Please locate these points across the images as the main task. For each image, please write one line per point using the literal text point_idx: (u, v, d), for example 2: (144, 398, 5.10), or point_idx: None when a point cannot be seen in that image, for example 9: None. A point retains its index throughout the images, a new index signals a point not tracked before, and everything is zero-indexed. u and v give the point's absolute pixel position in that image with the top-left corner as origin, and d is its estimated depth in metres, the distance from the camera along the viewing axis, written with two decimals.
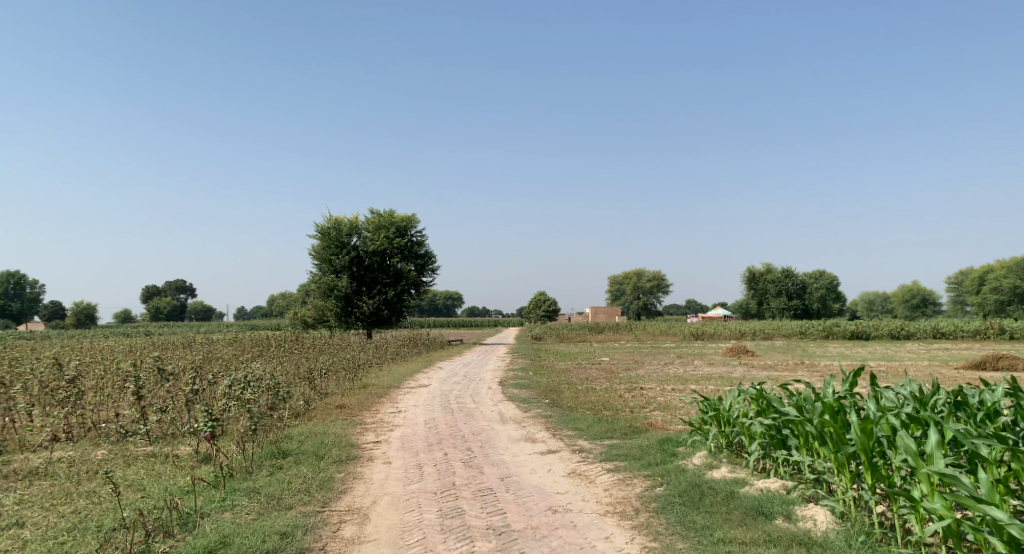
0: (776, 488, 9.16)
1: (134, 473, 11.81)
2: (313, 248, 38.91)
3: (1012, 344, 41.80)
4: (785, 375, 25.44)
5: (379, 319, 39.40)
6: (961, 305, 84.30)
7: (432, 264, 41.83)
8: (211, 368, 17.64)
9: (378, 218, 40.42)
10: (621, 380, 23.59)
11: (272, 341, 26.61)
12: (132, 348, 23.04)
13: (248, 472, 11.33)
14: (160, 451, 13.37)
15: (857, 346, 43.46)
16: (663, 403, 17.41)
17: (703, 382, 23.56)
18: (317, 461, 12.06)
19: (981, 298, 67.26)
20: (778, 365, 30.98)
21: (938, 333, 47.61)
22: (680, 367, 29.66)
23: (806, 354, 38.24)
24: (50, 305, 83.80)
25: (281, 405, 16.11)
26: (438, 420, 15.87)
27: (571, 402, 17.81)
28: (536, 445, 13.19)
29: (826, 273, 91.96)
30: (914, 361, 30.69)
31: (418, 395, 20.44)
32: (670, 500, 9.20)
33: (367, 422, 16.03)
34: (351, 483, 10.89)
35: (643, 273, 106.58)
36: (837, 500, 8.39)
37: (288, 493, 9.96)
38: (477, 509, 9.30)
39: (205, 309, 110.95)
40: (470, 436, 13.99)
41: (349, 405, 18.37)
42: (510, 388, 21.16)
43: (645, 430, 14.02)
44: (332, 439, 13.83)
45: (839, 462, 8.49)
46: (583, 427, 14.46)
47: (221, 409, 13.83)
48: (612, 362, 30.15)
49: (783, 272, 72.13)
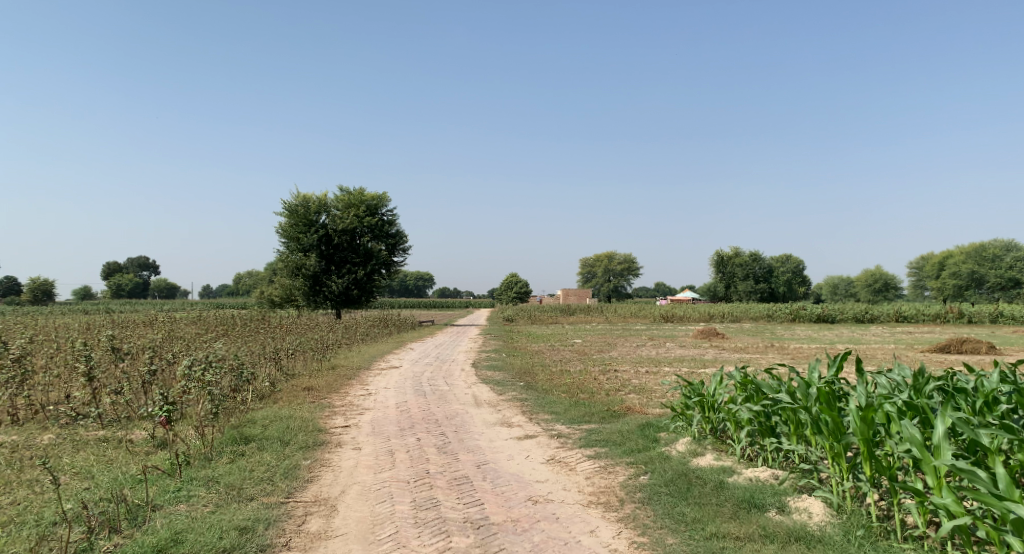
0: (765, 477, 8.68)
1: (83, 460, 11.16)
2: (281, 224, 37.99)
3: (972, 328, 42.03)
4: (757, 358, 25.13)
5: (349, 299, 38.64)
6: (922, 289, 85.14)
7: (403, 243, 41.16)
8: (171, 348, 16.92)
9: (348, 195, 39.58)
10: (595, 362, 23.12)
11: (238, 320, 25.86)
12: (88, 326, 22.14)
13: (207, 459, 10.72)
14: (113, 436, 12.71)
15: (823, 329, 43.43)
16: (640, 386, 16.96)
17: (677, 364, 23.23)
18: (281, 448, 11.45)
19: (941, 283, 67.77)
20: (749, 348, 30.70)
21: (901, 317, 47.81)
22: (652, 349, 29.28)
23: (775, 337, 38.10)
24: (7, 280, 81.83)
25: (244, 388, 15.45)
26: (410, 402, 15.31)
27: (546, 385, 17.29)
28: (513, 429, 12.68)
29: (792, 257, 92.34)
30: (881, 345, 30.57)
31: (389, 377, 19.85)
32: (657, 490, 8.73)
33: (336, 406, 15.41)
34: (318, 471, 10.30)
35: (613, 256, 106.32)
36: (832, 492, 7.95)
37: (249, 483, 9.36)
38: (453, 501, 8.74)
39: (169, 286, 109.03)
40: (443, 421, 13.44)
41: (318, 387, 17.75)
42: (484, 369, 20.64)
43: (624, 414, 13.55)
44: (299, 424, 13.21)
45: (835, 452, 8.00)
46: (560, 411, 13.96)
47: (180, 392, 13.17)
48: (585, 344, 29.72)
49: (750, 256, 72.19)
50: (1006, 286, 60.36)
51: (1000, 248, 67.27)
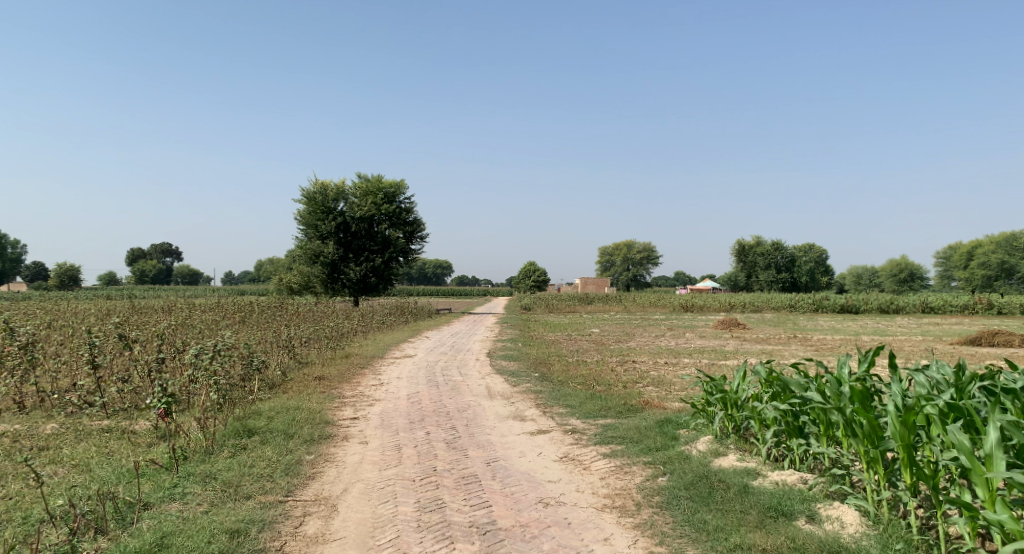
0: (792, 481, 8.15)
1: (84, 451, 10.81)
2: (299, 212, 37.62)
3: (1002, 320, 40.94)
4: (780, 349, 24.43)
5: (367, 287, 38.29)
6: (948, 280, 83.69)
7: (421, 231, 40.80)
8: (181, 336, 16.55)
9: (366, 183, 39.19)
10: (613, 352, 22.59)
11: (253, 306, 25.55)
12: (102, 312, 21.88)
13: (207, 453, 10.34)
14: (117, 426, 12.37)
15: (847, 319, 42.58)
16: (658, 379, 16.40)
17: (697, 356, 22.61)
18: (285, 442, 11.04)
19: (969, 273, 66.39)
20: (771, 339, 30.03)
21: (927, 307, 46.80)
22: (671, 339, 28.70)
23: (797, 327, 37.34)
24: (33, 264, 82.42)
25: (253, 377, 15.07)
26: (422, 393, 14.87)
27: (562, 376, 16.77)
28: (526, 424, 12.18)
29: (815, 247, 91.16)
30: (908, 337, 29.75)
31: (402, 367, 19.45)
32: (676, 494, 8.22)
33: (346, 396, 14.99)
34: (321, 467, 9.88)
35: (632, 244, 105.35)
36: (865, 500, 7.44)
37: (247, 479, 8.96)
38: (460, 502, 8.29)
39: (192, 272, 109.52)
40: (455, 413, 12.98)
41: (330, 377, 17.36)
42: (499, 359, 20.19)
43: (641, 408, 13.00)
44: (306, 415, 12.79)
45: (871, 457, 7.45)
46: (575, 404, 13.45)
47: (185, 382, 12.77)
48: (603, 333, 29.19)
49: (773, 245, 71.15)
50: None
51: None
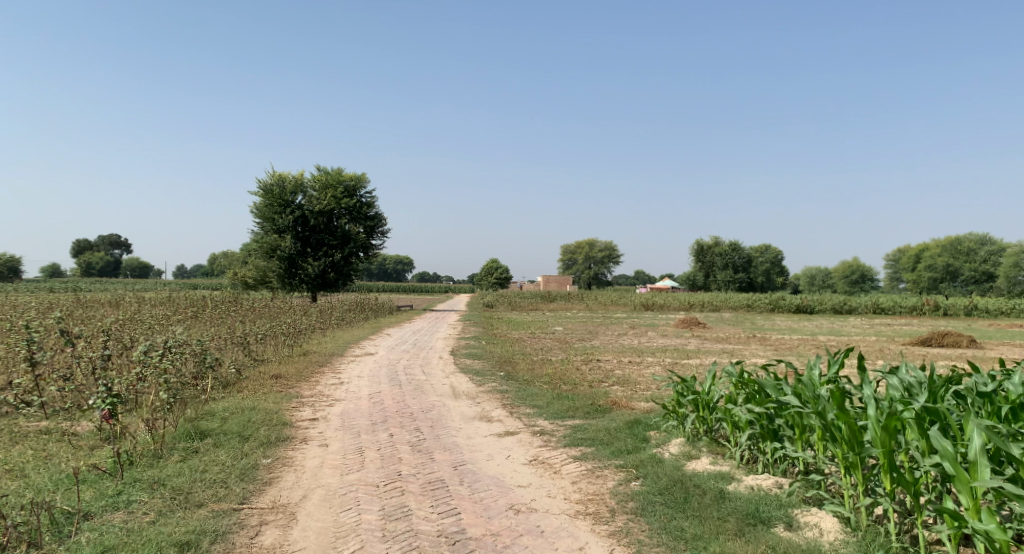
0: (768, 486, 7.92)
1: (20, 457, 10.46)
2: (256, 206, 36.82)
3: (948, 321, 41.60)
4: (740, 349, 24.37)
5: (326, 283, 37.65)
6: (897, 281, 85.17)
7: (382, 226, 40.29)
8: (130, 332, 16.00)
9: (325, 176, 38.51)
10: (576, 351, 22.34)
11: (208, 301, 24.89)
12: (46, 306, 21.09)
13: (156, 457, 10.09)
14: (56, 429, 12.00)
15: (802, 319, 42.90)
16: (623, 378, 16.18)
17: (660, 355, 22.45)
18: (240, 445, 10.66)
19: (917, 275, 67.55)
20: (731, 338, 30.04)
21: (878, 309, 47.38)
22: (632, 337, 28.58)
23: (755, 327, 37.47)
24: None
25: (206, 376, 14.58)
26: (384, 393, 14.48)
27: (527, 375, 16.46)
28: (493, 425, 11.85)
29: (770, 247, 92.14)
30: (862, 337, 29.97)
31: (363, 365, 19.04)
32: (651, 500, 7.99)
33: (304, 396, 14.54)
34: (279, 472, 9.56)
35: (593, 242, 105.49)
36: (843, 505, 7.24)
37: (198, 485, 8.96)
38: (426, 509, 8.12)
39: (143, 264, 107.34)
40: (419, 414, 12.60)
41: (286, 375, 16.89)
42: (462, 358, 19.84)
43: (609, 409, 12.74)
44: (262, 416, 12.34)
45: (850, 462, 7.23)
46: (543, 405, 13.14)
47: (134, 381, 12.33)
48: (565, 331, 28.96)
49: (730, 245, 71.59)
50: (980, 279, 60.54)
51: (975, 239, 66.99)
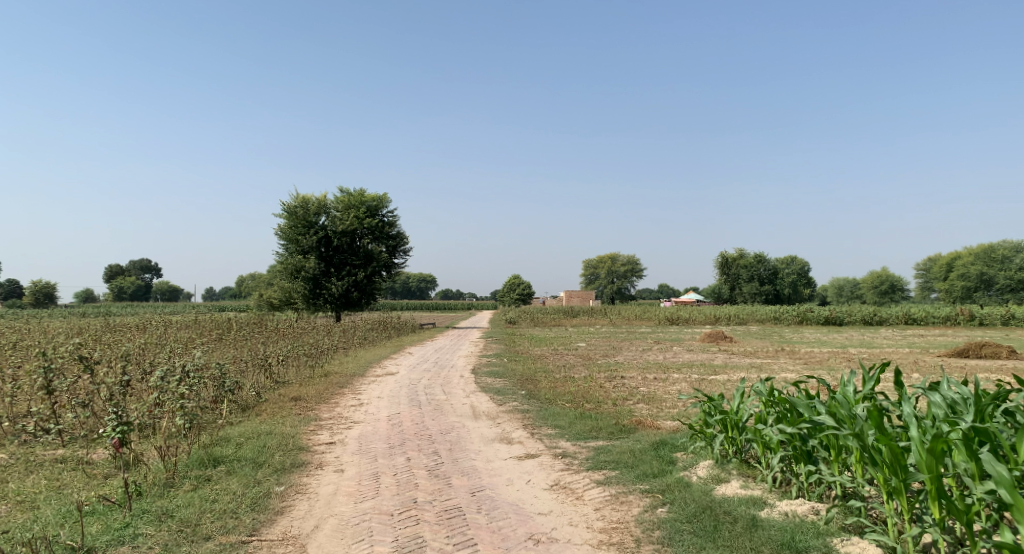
0: (803, 512, 7.45)
1: (33, 486, 10.28)
2: (279, 227, 36.79)
3: (985, 331, 40.56)
4: (770, 364, 23.76)
5: (349, 302, 37.49)
6: (929, 291, 83.78)
7: (404, 245, 40.14)
8: (149, 356, 15.80)
9: (347, 197, 38.44)
10: (600, 367, 21.87)
11: (231, 323, 24.78)
12: (71, 331, 21.06)
13: (167, 486, 9.82)
14: (71, 456, 11.80)
15: (833, 331, 42.08)
16: (648, 395, 15.73)
17: (686, 370, 21.94)
18: (254, 472, 10.35)
19: (949, 284, 66.25)
20: (759, 352, 29.40)
21: (910, 319, 46.38)
22: (658, 353, 28.07)
23: (784, 340, 36.74)
24: (10, 283, 80.99)
25: (225, 400, 14.32)
26: (403, 414, 14.13)
27: (549, 393, 16.05)
28: (513, 447, 11.46)
29: (798, 259, 91.08)
30: (895, 348, 29.23)
31: (384, 385, 18.76)
32: (678, 528, 7.58)
33: (323, 419, 14.21)
34: (292, 500, 9.25)
35: (616, 256, 104.86)
36: (886, 534, 6.79)
37: (207, 516, 8.67)
38: (440, 541, 7.85)
39: (172, 288, 108.31)
40: (438, 436, 12.25)
41: (306, 397, 16.60)
42: (484, 376, 19.46)
43: (634, 428, 12.31)
44: (278, 441, 12.03)
45: (894, 488, 6.76)
46: (565, 425, 12.71)
47: (150, 407, 12.08)
48: (589, 348, 28.53)
49: (755, 257, 70.72)
50: (1015, 288, 59.30)
51: (1009, 247, 65.64)
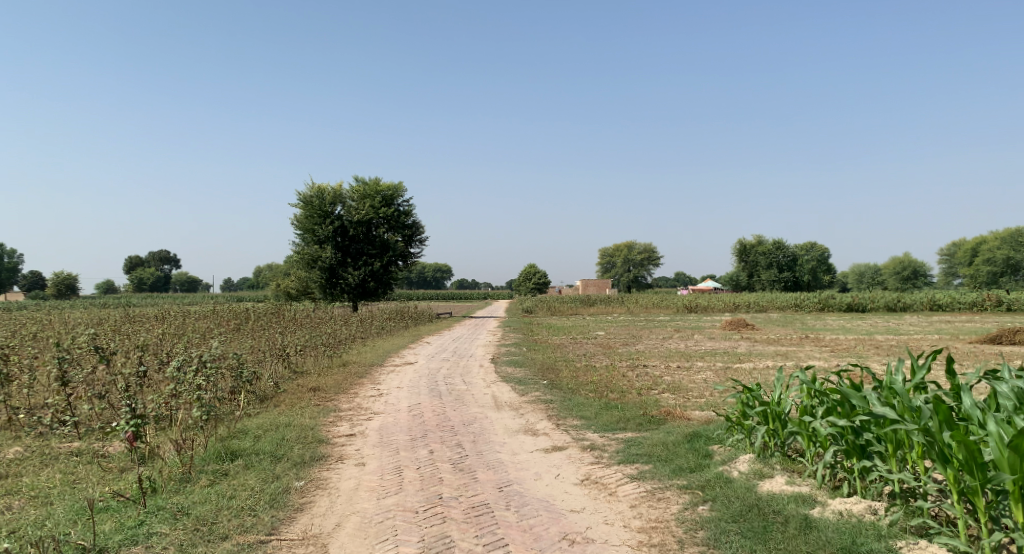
0: (860, 512, 7.00)
1: (47, 480, 9.93)
2: (296, 217, 36.45)
3: (1014, 317, 39.65)
4: (795, 351, 23.14)
5: (366, 292, 37.12)
6: (953, 276, 82.62)
7: (420, 234, 39.70)
8: (166, 347, 15.47)
9: (363, 186, 38.01)
10: (622, 356, 21.41)
11: (249, 313, 24.44)
12: (89, 321, 20.82)
13: (183, 481, 9.43)
14: (87, 449, 11.46)
15: (856, 318, 41.33)
16: (674, 384, 15.23)
17: (710, 358, 21.42)
18: (272, 466, 9.95)
19: (974, 269, 65.19)
20: (783, 340, 28.80)
21: (935, 305, 45.50)
22: (679, 341, 27.55)
23: (807, 327, 36.08)
24: (32, 275, 81.62)
25: (242, 390, 13.92)
26: (424, 405, 13.69)
27: (571, 383, 15.59)
28: (539, 439, 11.00)
29: (817, 245, 90.09)
30: (924, 335, 28.54)
31: (403, 375, 18.34)
32: (724, 529, 7.18)
33: (342, 410, 13.80)
34: (312, 496, 8.85)
35: (632, 245, 104.05)
36: (957, 537, 6.39)
37: (224, 514, 8.27)
38: (468, 541, 7.43)
39: (191, 279, 108.73)
40: (460, 428, 11.80)
41: (325, 387, 16.21)
42: (504, 365, 19.01)
43: (664, 419, 11.83)
44: (297, 433, 11.63)
45: (970, 490, 6.33)
46: (591, 416, 12.24)
47: (166, 399, 11.67)
48: (609, 336, 28.04)
49: (774, 244, 69.82)
50: None
51: None
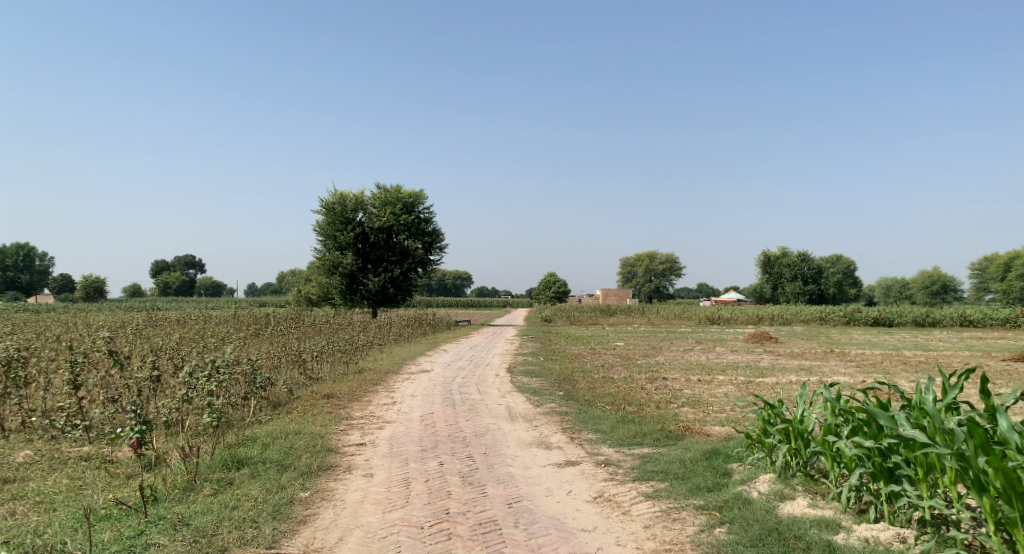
0: (888, 540, 6.67)
1: (51, 485, 9.75)
2: (317, 223, 36.44)
3: None
4: (819, 366, 22.67)
5: (385, 298, 36.94)
6: (983, 291, 81.24)
7: (441, 242, 39.49)
8: (181, 350, 15.31)
9: (385, 193, 37.89)
10: (641, 368, 21.05)
11: (268, 318, 24.32)
12: (109, 324, 20.78)
13: (187, 490, 9.21)
14: (95, 453, 11.29)
15: (882, 333, 40.65)
16: (694, 398, 14.85)
17: (732, 372, 21.00)
18: (277, 476, 9.71)
19: (1005, 284, 63.95)
20: (806, 353, 28.30)
21: (965, 320, 44.61)
22: (700, 353, 27.16)
23: (832, 341, 35.49)
24: (61, 277, 82.54)
25: (255, 396, 13.68)
26: (437, 415, 13.41)
27: (588, 394, 15.27)
28: (552, 453, 10.68)
29: (843, 258, 89.06)
30: (953, 352, 27.90)
31: (418, 383, 18.09)
32: None
33: (353, 418, 13.55)
34: (317, 508, 8.58)
35: (654, 255, 103.41)
36: None
37: (225, 525, 8.03)
38: None
39: (215, 284, 109.45)
40: (472, 439, 11.52)
41: (339, 394, 15.97)
42: (520, 375, 18.71)
43: (682, 434, 11.47)
44: (306, 442, 11.38)
45: (1010, 521, 6.01)
46: (607, 430, 11.90)
47: (175, 404, 11.46)
48: (628, 347, 27.67)
49: (800, 256, 68.96)
50: None
51: None
